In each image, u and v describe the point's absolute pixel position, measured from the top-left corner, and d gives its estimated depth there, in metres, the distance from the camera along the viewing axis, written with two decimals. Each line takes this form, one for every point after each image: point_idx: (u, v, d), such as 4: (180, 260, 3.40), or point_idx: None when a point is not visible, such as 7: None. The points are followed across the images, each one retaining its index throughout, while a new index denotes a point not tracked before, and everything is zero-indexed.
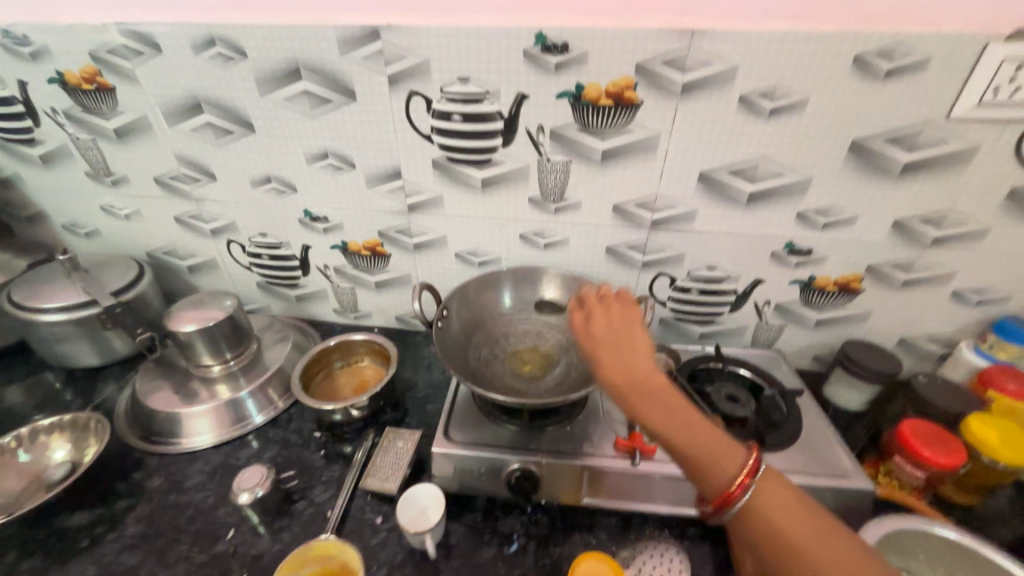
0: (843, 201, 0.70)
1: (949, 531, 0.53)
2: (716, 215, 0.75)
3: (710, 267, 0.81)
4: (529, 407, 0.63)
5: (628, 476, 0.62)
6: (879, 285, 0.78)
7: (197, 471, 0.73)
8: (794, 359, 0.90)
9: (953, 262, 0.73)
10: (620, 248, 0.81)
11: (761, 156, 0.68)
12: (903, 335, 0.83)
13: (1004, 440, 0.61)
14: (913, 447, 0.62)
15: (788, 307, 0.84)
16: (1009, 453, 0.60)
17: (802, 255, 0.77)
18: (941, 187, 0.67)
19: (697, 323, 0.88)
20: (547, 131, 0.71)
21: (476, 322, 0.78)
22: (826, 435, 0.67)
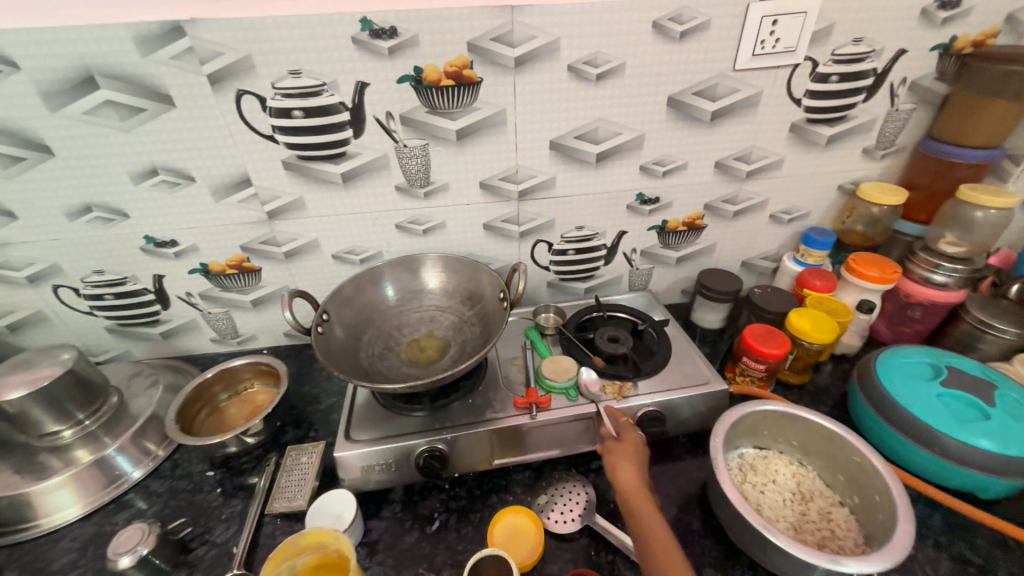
0: (673, 151, 0.80)
1: (780, 406, 0.63)
2: (574, 178, 0.81)
3: (579, 227, 0.88)
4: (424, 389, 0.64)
5: (529, 430, 0.66)
6: (716, 219, 0.91)
7: (63, 550, 0.64)
8: (666, 296, 1.02)
9: (765, 190, 0.88)
10: (496, 222, 0.84)
11: (598, 119, 0.75)
12: (742, 258, 0.98)
13: (813, 325, 0.75)
14: (752, 347, 0.74)
15: (652, 252, 0.94)
16: (817, 335, 0.74)
17: (652, 203, 0.87)
18: (743, 129, 0.79)
19: (580, 280, 0.95)
20: (397, 117, 0.71)
21: (365, 321, 0.76)
22: (690, 354, 0.77)
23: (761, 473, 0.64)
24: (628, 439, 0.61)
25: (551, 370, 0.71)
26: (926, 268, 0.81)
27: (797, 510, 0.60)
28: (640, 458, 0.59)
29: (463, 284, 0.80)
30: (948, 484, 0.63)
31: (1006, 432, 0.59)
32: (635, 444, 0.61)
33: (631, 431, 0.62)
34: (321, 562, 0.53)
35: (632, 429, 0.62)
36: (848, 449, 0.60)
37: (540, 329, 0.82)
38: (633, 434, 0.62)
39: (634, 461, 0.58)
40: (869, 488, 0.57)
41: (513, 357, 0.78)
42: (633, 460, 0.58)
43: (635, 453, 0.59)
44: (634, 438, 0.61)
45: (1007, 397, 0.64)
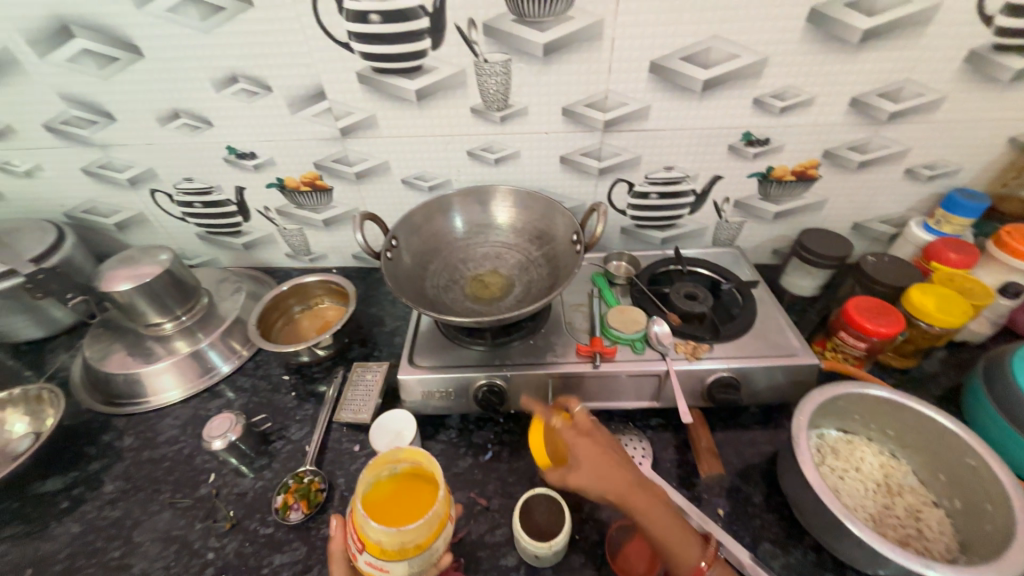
0: (799, 81, 0.67)
1: (883, 392, 0.56)
2: (671, 109, 0.70)
3: (667, 168, 0.78)
4: (487, 325, 0.63)
5: (590, 379, 0.64)
6: (835, 170, 0.77)
7: (168, 425, 0.73)
8: (753, 255, 0.91)
9: (908, 137, 0.72)
10: (575, 156, 0.77)
11: (713, 36, 0.63)
12: (856, 219, 0.84)
13: (939, 305, 0.64)
14: (855, 322, 0.65)
15: (746, 203, 0.83)
16: (942, 316, 0.63)
17: (759, 145, 0.74)
18: (900, 55, 0.63)
19: (658, 228, 0.87)
20: (479, 26, 0.63)
21: (432, 251, 0.75)
22: (777, 320, 0.69)
23: (843, 458, 0.58)
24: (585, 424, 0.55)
25: (617, 320, 0.67)
26: None
27: (880, 501, 0.55)
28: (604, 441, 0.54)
29: (533, 221, 0.75)
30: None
31: None
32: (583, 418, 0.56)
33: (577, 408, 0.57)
34: (416, 478, 0.52)
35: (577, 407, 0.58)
36: (959, 450, 0.52)
37: (609, 278, 0.77)
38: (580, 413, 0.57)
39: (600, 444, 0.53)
40: (977, 494, 0.50)
41: (579, 303, 0.75)
42: (600, 451, 0.53)
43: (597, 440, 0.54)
44: (581, 415, 0.57)
45: None
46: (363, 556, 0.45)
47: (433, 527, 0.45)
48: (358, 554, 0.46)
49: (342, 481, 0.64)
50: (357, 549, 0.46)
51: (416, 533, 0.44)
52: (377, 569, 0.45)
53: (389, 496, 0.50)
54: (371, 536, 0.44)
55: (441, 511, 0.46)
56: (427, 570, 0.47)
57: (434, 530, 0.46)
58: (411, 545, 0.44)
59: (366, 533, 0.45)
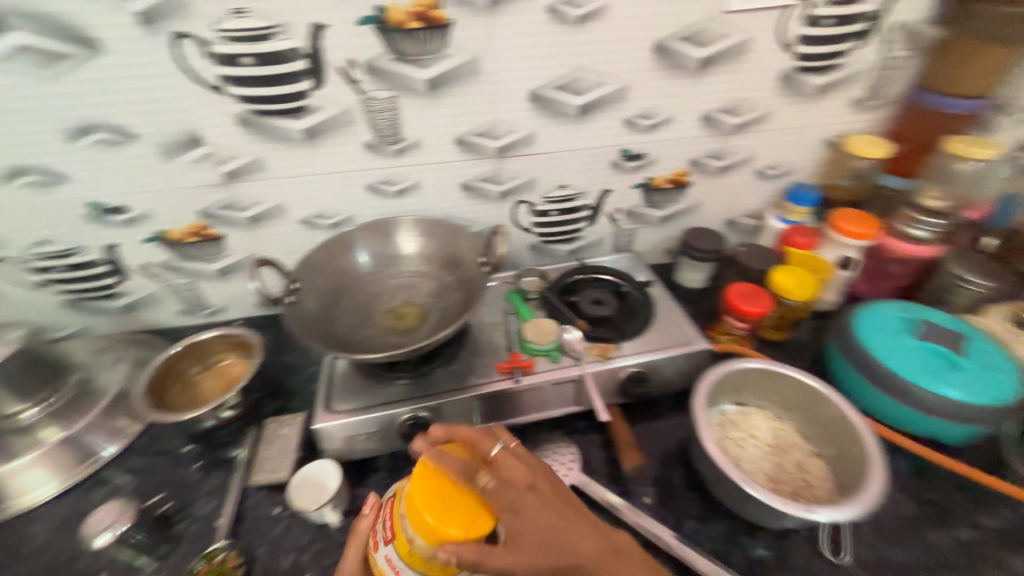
0: (658, 103, 0.76)
1: (761, 363, 0.64)
2: (555, 132, 0.76)
3: (562, 186, 0.84)
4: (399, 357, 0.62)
5: (513, 395, 0.66)
6: (701, 176, 0.89)
7: (38, 530, 0.62)
8: (650, 257, 1.00)
9: (752, 144, 0.85)
10: (475, 182, 0.80)
11: (580, 67, 0.70)
12: (727, 217, 0.97)
13: (795, 282, 0.76)
14: (734, 305, 0.75)
15: (635, 211, 0.92)
16: (798, 291, 0.75)
17: (637, 160, 0.83)
18: (732, 77, 0.75)
19: (563, 242, 0.93)
20: (360, 65, 0.64)
21: (341, 288, 0.72)
22: (673, 313, 0.77)
23: (740, 429, 0.65)
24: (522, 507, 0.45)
25: (532, 333, 0.70)
26: (905, 223, 0.81)
27: (774, 461, 0.62)
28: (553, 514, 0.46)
29: (441, 248, 0.76)
30: (920, 431, 0.65)
31: (971, 382, 0.62)
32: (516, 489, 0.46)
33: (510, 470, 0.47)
34: None
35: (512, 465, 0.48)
36: (824, 404, 0.61)
37: (522, 293, 0.80)
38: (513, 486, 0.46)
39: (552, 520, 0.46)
40: (842, 439, 0.59)
41: (496, 322, 0.77)
42: (551, 540, 0.45)
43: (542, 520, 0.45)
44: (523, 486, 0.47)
45: (976, 348, 0.66)
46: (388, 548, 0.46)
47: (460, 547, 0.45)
48: (383, 545, 0.47)
49: (263, 550, 0.58)
50: (381, 540, 0.48)
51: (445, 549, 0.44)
52: (393, 567, 0.46)
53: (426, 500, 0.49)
54: (405, 534, 0.45)
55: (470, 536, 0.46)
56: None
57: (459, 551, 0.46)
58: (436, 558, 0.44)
59: (400, 529, 0.46)
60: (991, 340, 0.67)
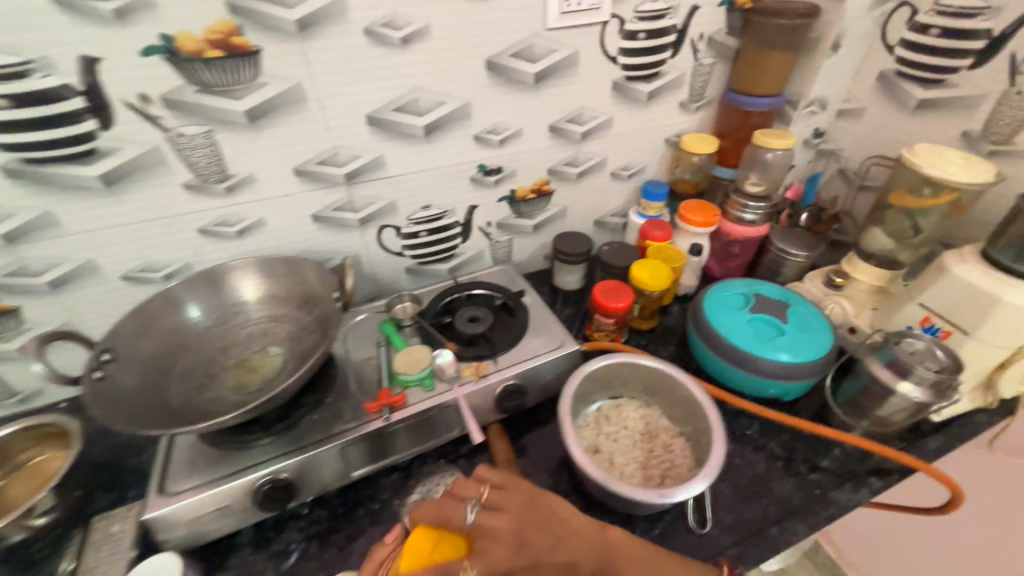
0: (503, 117, 0.78)
1: (622, 359, 0.67)
2: (405, 154, 0.74)
3: (425, 206, 0.82)
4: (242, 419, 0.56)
5: (386, 433, 0.62)
6: (562, 183, 0.92)
7: None
8: (531, 264, 1.03)
9: (601, 149, 0.90)
10: (328, 212, 0.75)
11: (415, 87, 0.69)
12: (595, 218, 1.02)
13: (651, 274, 0.81)
14: (601, 304, 0.78)
15: (506, 222, 0.93)
16: (654, 282, 0.80)
17: (496, 174, 0.84)
18: (569, 90, 0.79)
19: (440, 261, 0.92)
20: (157, 100, 0.57)
21: (176, 350, 0.64)
22: (546, 319, 0.78)
23: (613, 423, 0.68)
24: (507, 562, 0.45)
25: (402, 364, 0.67)
26: (738, 208, 0.90)
27: (645, 449, 0.66)
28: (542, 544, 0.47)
29: (294, 287, 0.71)
30: (766, 393, 0.72)
31: (795, 343, 0.70)
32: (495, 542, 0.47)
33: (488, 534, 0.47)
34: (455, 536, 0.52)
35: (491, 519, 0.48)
36: (677, 388, 0.65)
37: (396, 321, 0.76)
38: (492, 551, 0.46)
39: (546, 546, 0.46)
40: (695, 419, 0.63)
41: (367, 357, 0.73)
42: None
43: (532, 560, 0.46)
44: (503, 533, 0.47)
45: (797, 312, 0.75)
46: None
47: None
48: None
49: None
50: None
51: None
52: None
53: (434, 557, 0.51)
54: None
55: None
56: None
57: None
58: None
59: None
60: (809, 303, 0.77)
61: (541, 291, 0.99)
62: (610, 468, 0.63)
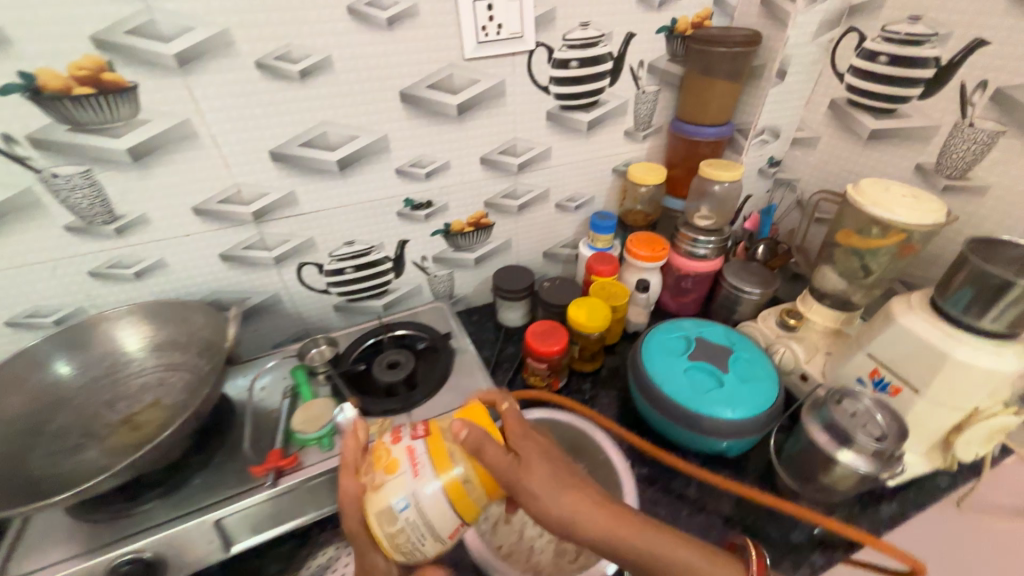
0: (427, 150, 0.73)
1: None
2: (318, 190, 0.70)
3: (348, 243, 0.78)
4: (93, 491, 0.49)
5: (272, 500, 0.56)
6: (502, 215, 0.88)
7: None
8: (476, 298, 0.97)
9: (542, 180, 0.86)
10: (237, 251, 0.71)
11: (322, 121, 0.65)
12: (543, 250, 0.97)
13: (589, 314, 0.75)
14: (531, 348, 0.73)
15: (444, 256, 0.88)
16: (591, 323, 0.74)
17: (426, 208, 0.80)
18: (499, 120, 0.75)
19: (372, 298, 0.86)
20: (23, 139, 0.53)
21: (53, 406, 0.58)
22: (471, 365, 0.72)
23: None
24: (562, 504, 0.43)
25: (300, 420, 0.61)
26: (688, 242, 0.85)
27: None
28: (586, 508, 0.44)
29: (193, 333, 0.65)
30: (714, 448, 0.65)
31: (735, 397, 0.64)
32: (544, 485, 0.43)
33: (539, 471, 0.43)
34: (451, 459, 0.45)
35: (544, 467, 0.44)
36: None
37: (308, 368, 0.70)
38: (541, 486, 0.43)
39: (588, 518, 0.43)
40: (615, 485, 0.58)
41: (272, 408, 0.67)
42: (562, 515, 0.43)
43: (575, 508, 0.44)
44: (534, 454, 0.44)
45: (740, 359, 0.70)
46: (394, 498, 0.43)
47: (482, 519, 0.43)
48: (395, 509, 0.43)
49: None
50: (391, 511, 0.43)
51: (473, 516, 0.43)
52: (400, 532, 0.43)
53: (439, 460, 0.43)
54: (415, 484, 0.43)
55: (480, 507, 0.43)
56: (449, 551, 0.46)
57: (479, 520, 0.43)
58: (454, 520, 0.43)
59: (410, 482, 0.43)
60: (754, 347, 0.72)
61: (484, 328, 0.93)
62: (520, 540, 0.56)
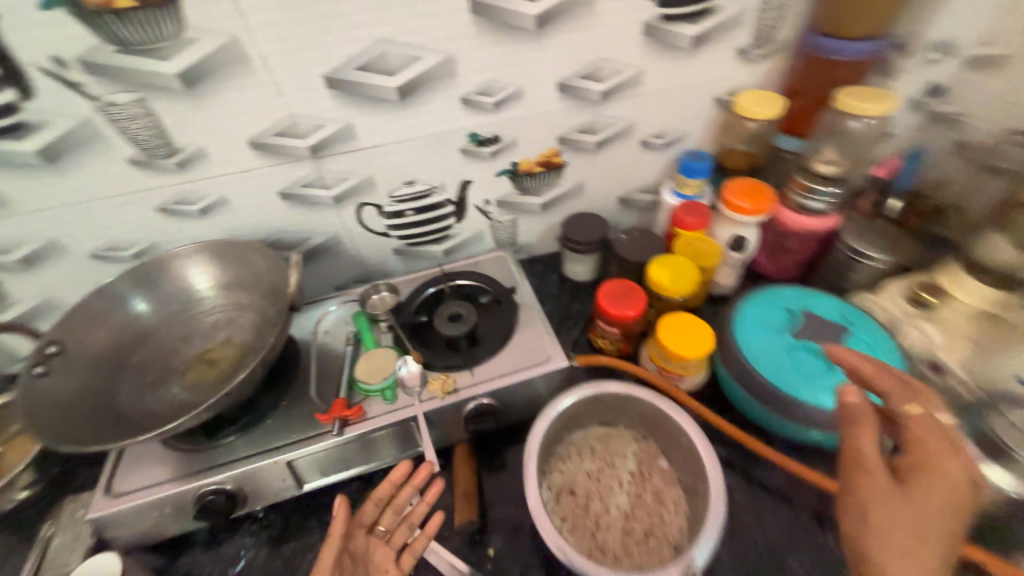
0: (498, 75, 0.63)
1: (613, 388, 0.55)
2: (378, 122, 0.63)
3: (409, 182, 0.71)
4: (177, 430, 0.51)
5: (339, 447, 0.56)
6: (577, 154, 0.76)
7: None
8: (541, 247, 0.89)
9: (628, 112, 0.73)
10: (296, 189, 0.67)
11: (381, 39, 0.55)
12: (618, 195, 0.86)
13: (678, 336, 0.60)
14: (604, 310, 0.66)
15: (508, 200, 0.79)
16: (681, 352, 0.59)
17: (492, 144, 0.70)
18: (583, 36, 0.62)
19: (433, 243, 0.81)
20: (75, 64, 0.49)
21: (135, 339, 0.60)
22: (536, 323, 0.67)
23: (599, 458, 0.57)
24: (886, 484, 0.40)
25: (363, 370, 0.60)
26: (801, 192, 0.70)
27: (633, 492, 0.55)
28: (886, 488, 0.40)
29: (254, 276, 0.64)
30: (806, 440, 0.57)
31: (847, 387, 0.55)
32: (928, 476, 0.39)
33: (932, 487, 0.39)
34: (684, 330, 0.62)
35: (931, 440, 0.40)
36: (677, 431, 0.53)
37: (369, 317, 0.68)
38: (932, 506, 0.38)
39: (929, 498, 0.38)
40: (694, 473, 0.52)
41: (335, 353, 0.66)
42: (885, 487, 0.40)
43: (909, 552, 0.38)
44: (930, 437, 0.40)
45: (856, 341, 0.59)
46: (653, 363, 0.64)
47: (684, 354, 0.59)
48: (650, 363, 0.65)
49: None
50: (647, 360, 0.65)
51: (680, 354, 0.60)
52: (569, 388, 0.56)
53: (665, 333, 0.62)
54: (649, 352, 0.65)
55: (681, 350, 0.59)
56: (615, 387, 0.56)
57: (685, 354, 0.59)
58: (678, 359, 0.60)
59: (650, 351, 0.65)
60: (876, 328, 0.60)
61: (548, 280, 0.86)
62: (586, 514, 0.53)
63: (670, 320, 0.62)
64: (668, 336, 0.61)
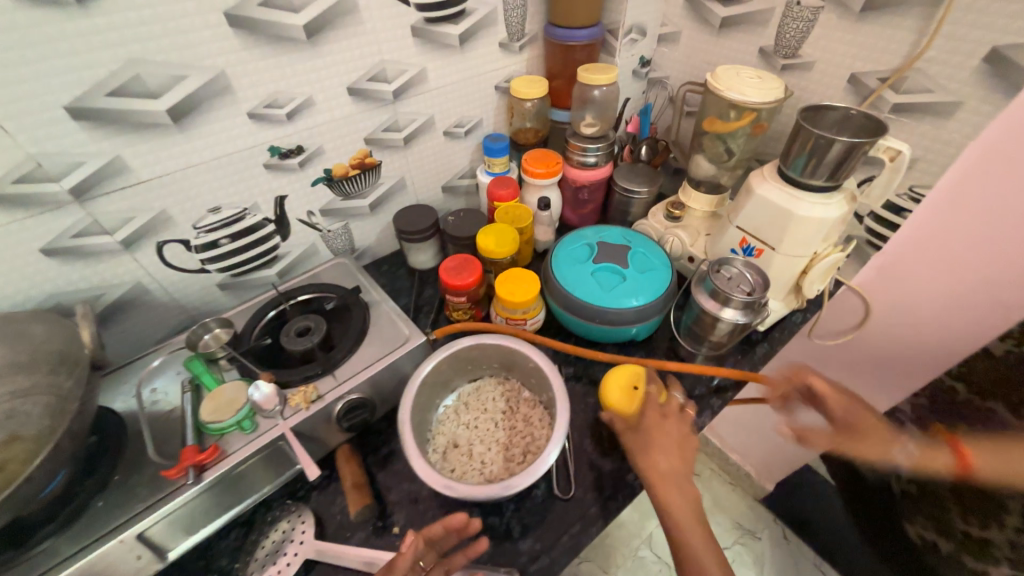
0: (282, 86, 0.63)
1: (466, 343, 0.62)
2: (155, 150, 0.58)
3: (214, 209, 0.67)
4: None
5: (202, 496, 0.52)
6: (389, 152, 0.81)
7: None
8: (381, 247, 0.92)
9: (423, 107, 0.80)
10: (66, 241, 0.58)
11: (130, 61, 0.52)
12: (440, 184, 0.93)
13: (512, 286, 0.70)
14: (447, 284, 0.72)
15: (333, 208, 0.80)
16: (517, 299, 0.69)
17: (297, 155, 0.70)
18: (358, 41, 0.67)
19: (263, 268, 0.78)
20: None
21: None
22: (387, 314, 0.70)
23: (473, 409, 0.65)
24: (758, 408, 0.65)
25: (210, 409, 0.56)
26: (579, 152, 0.86)
27: (507, 426, 0.63)
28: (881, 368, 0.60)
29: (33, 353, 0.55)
30: (628, 336, 0.72)
31: (639, 286, 0.70)
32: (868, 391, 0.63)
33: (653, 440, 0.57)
34: (516, 281, 0.71)
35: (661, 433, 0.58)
36: (525, 359, 0.62)
37: (205, 356, 0.63)
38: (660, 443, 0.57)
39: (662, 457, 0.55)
40: (546, 388, 0.61)
41: (171, 408, 0.59)
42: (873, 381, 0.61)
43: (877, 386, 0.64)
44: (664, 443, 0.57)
45: (638, 254, 0.75)
46: (500, 316, 0.73)
47: (520, 300, 0.69)
48: (498, 318, 0.74)
49: None
50: (495, 315, 0.74)
51: (517, 302, 0.69)
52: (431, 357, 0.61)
53: (502, 289, 0.71)
54: (495, 308, 0.74)
55: (517, 299, 0.69)
56: (468, 342, 0.62)
57: (521, 301, 0.69)
58: (517, 306, 0.70)
59: (495, 307, 0.74)
60: (649, 241, 0.78)
61: (396, 276, 0.90)
62: (469, 460, 0.60)
63: (504, 276, 0.72)
64: (505, 290, 0.70)
